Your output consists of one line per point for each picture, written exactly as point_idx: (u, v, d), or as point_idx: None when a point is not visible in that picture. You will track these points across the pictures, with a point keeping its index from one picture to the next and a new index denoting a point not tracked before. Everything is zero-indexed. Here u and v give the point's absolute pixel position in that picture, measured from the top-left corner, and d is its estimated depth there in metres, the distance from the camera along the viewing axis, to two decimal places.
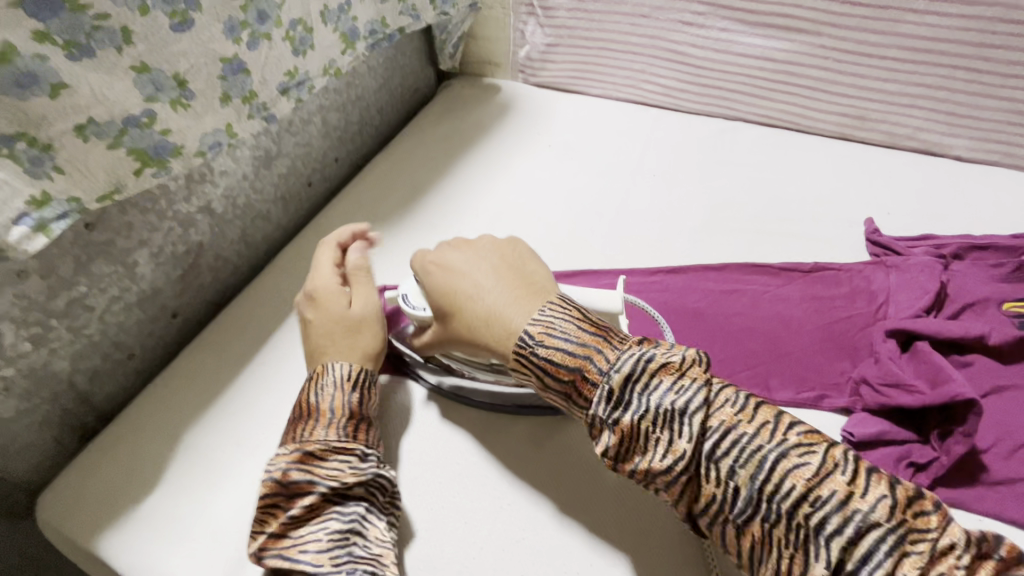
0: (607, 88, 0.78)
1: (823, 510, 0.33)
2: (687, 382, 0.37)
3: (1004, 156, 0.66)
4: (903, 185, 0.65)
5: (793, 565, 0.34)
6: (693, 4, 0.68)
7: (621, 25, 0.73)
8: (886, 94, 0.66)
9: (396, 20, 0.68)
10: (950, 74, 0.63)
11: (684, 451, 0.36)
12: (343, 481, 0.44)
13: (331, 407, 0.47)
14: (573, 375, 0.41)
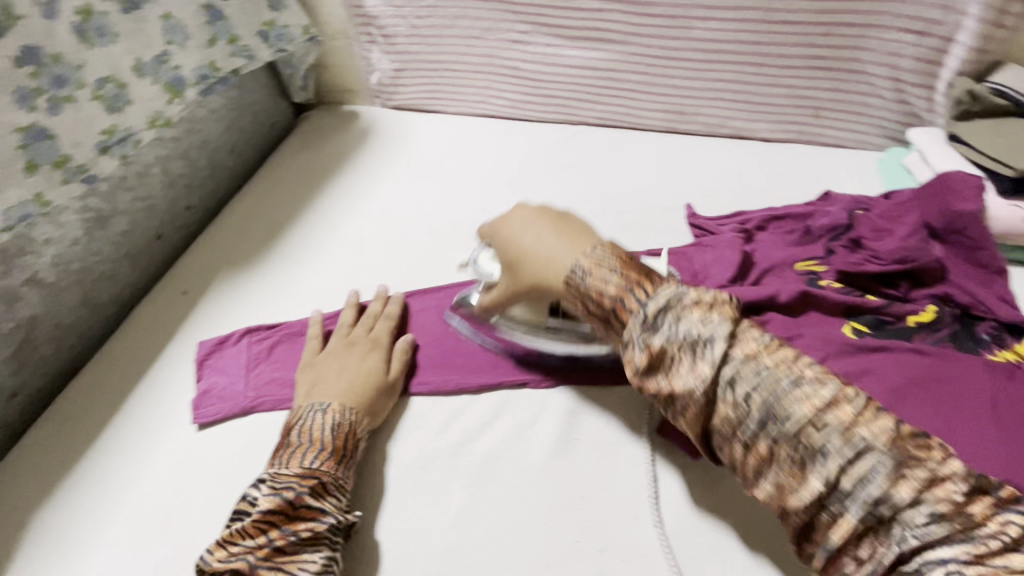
0: (460, 105, 0.91)
1: (828, 435, 0.38)
2: (714, 317, 0.43)
3: (798, 134, 0.82)
4: (717, 168, 0.79)
5: (790, 475, 0.39)
6: (517, 25, 0.80)
7: (457, 46, 0.85)
8: (692, 91, 0.80)
9: (227, 62, 0.76)
10: (740, 70, 0.77)
11: (706, 373, 0.42)
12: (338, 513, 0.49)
13: (340, 444, 0.52)
14: (613, 305, 0.47)
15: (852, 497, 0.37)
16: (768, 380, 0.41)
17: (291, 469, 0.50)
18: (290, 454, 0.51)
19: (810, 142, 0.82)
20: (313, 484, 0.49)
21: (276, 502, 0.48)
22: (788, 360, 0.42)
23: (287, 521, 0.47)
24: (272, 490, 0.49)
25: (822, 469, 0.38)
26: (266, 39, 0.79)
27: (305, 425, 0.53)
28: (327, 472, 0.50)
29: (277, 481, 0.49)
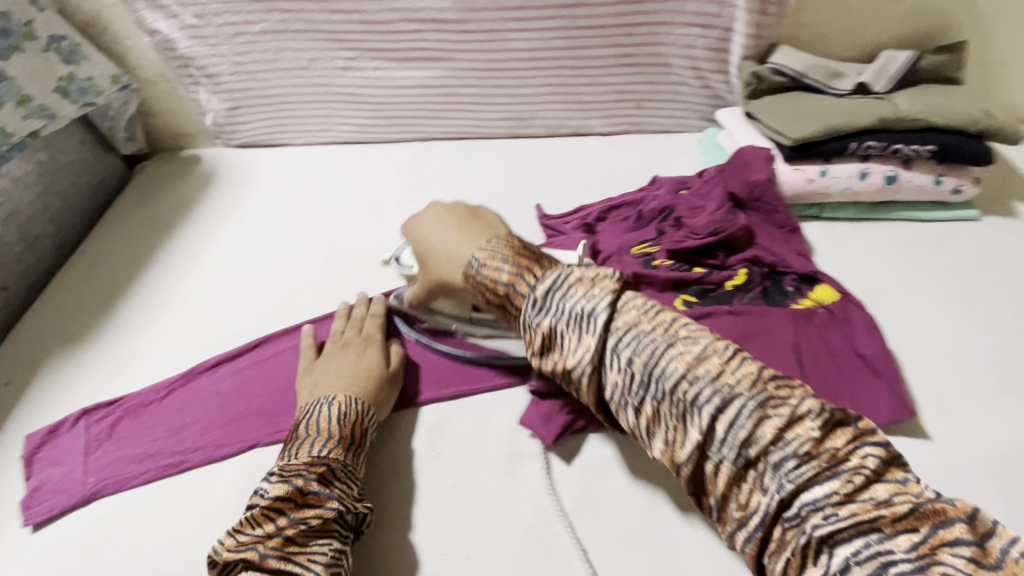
0: (308, 137, 1.23)
1: (699, 387, 0.53)
2: (595, 292, 0.60)
3: (629, 125, 1.18)
4: (560, 164, 1.13)
5: (676, 430, 0.54)
6: (343, 54, 1.10)
7: (289, 82, 1.14)
8: (517, 96, 1.14)
9: (22, 125, 0.95)
10: (555, 78, 1.11)
11: (590, 342, 0.58)
12: (338, 502, 0.64)
13: (347, 431, 0.70)
14: (506, 292, 0.66)
15: (664, 393, 0.54)
16: (579, 300, 0.60)
17: (296, 462, 0.66)
18: (300, 446, 0.68)
19: (643, 128, 1.18)
20: (304, 488, 0.64)
21: (289, 496, 0.63)
22: (664, 323, 0.58)
23: (296, 510, 0.63)
24: (292, 482, 0.64)
25: (696, 422, 0.52)
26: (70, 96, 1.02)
27: (319, 414, 0.71)
28: (333, 461, 0.67)
29: (297, 472, 0.65)
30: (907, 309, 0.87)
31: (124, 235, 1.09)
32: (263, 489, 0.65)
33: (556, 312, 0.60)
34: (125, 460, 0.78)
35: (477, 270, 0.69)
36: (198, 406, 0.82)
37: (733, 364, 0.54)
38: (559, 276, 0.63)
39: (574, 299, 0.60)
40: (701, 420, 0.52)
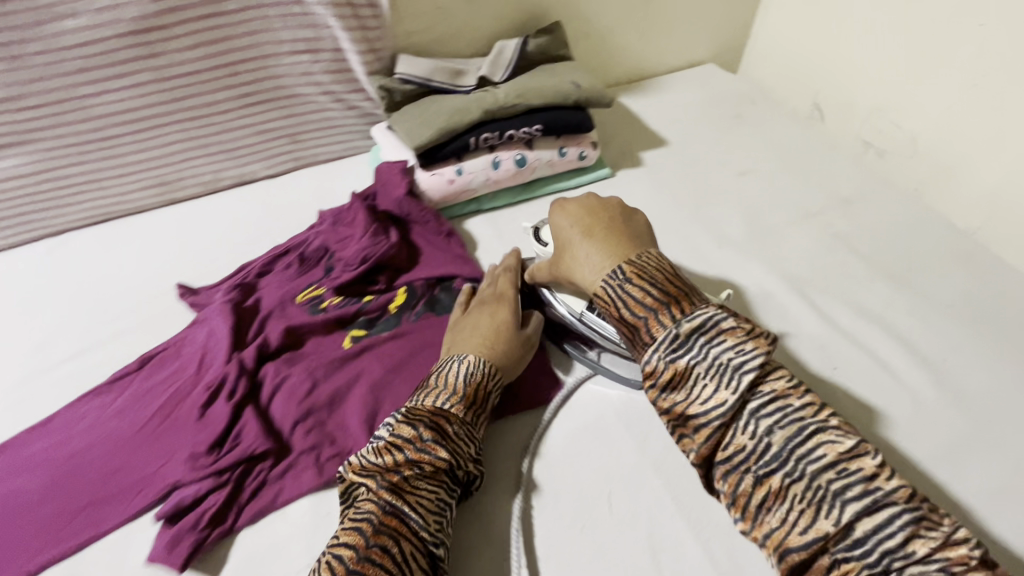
0: (268, 151, 1.01)
1: (848, 479, 0.48)
2: (746, 346, 0.55)
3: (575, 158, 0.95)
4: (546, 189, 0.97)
5: (801, 513, 0.49)
6: (310, 62, 0.92)
7: (239, 79, 0.90)
8: (523, 90, 0.89)
9: None
10: (560, 86, 0.91)
11: (725, 398, 0.53)
12: (799, 507, 0.49)
13: (455, 385, 0.65)
14: (646, 313, 0.59)
15: (879, 555, 0.45)
16: (804, 421, 0.52)
17: (678, 332, 0.57)
18: (716, 382, 0.54)
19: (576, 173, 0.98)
20: (444, 426, 0.61)
21: (432, 423, 0.60)
22: (816, 404, 0.53)
23: (730, 425, 0.53)
24: (703, 361, 0.55)
25: (849, 505, 0.47)
26: None
27: (607, 295, 0.63)
28: (774, 442, 0.51)
29: (716, 364, 0.55)
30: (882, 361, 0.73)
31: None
32: (675, 349, 0.57)
33: (700, 356, 0.56)
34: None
35: (722, 323, 0.57)
36: None
37: (898, 488, 0.48)
38: (796, 405, 0.53)
39: (782, 419, 0.52)
40: (858, 509, 0.47)
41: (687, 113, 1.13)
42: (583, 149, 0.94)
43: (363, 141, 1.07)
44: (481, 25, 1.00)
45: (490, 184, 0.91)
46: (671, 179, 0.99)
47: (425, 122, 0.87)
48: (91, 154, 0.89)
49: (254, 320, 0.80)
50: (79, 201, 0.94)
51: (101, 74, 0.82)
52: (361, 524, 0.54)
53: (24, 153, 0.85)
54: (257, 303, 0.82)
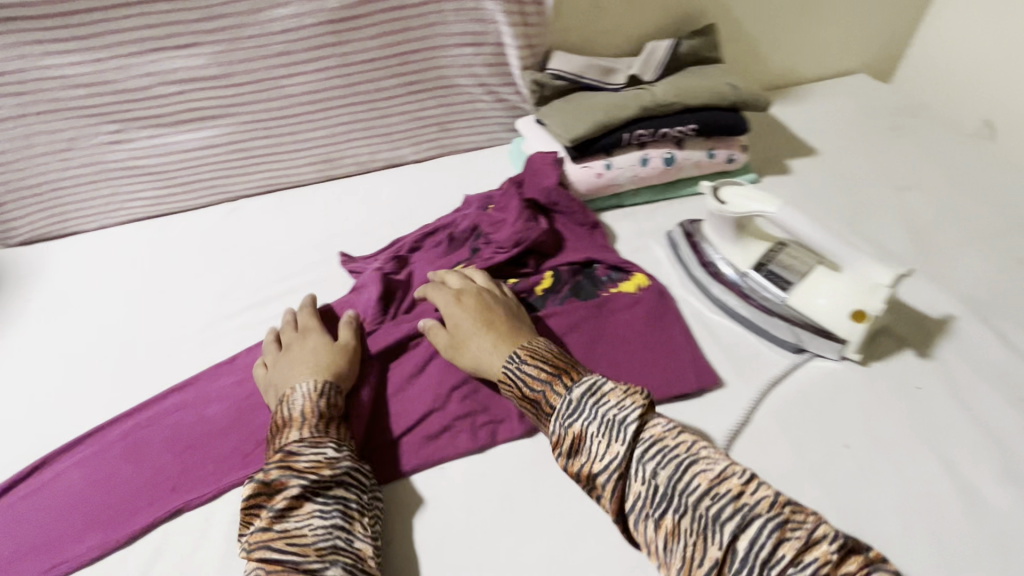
0: (419, 137, 1.07)
1: (719, 503, 0.49)
2: (625, 403, 0.56)
3: (725, 161, 0.93)
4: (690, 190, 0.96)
5: (695, 550, 0.48)
6: (474, 55, 0.97)
7: (408, 67, 0.96)
8: (682, 89, 0.89)
9: (82, 156, 0.95)
10: (719, 87, 0.90)
11: (618, 450, 0.54)
12: (692, 543, 0.48)
13: (537, 381, 0.62)
14: (544, 387, 0.62)
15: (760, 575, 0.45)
16: (678, 458, 0.53)
17: (570, 399, 0.59)
18: (608, 437, 0.55)
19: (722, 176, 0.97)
20: (325, 463, 0.59)
21: (320, 473, 0.59)
22: (686, 442, 0.54)
23: (626, 479, 0.54)
24: (593, 420, 0.56)
25: (716, 539, 0.47)
26: (189, 75, 0.89)
27: (509, 379, 0.65)
28: (660, 482, 0.52)
29: (605, 421, 0.56)
30: None
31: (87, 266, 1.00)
32: (570, 411, 0.58)
33: (589, 416, 0.57)
34: (72, 528, 0.66)
35: (605, 385, 0.59)
36: (157, 456, 0.71)
37: (759, 500, 0.49)
38: (669, 445, 0.54)
39: (663, 459, 0.53)
40: (758, 534, 0.46)
41: (836, 123, 1.08)
42: (732, 152, 0.93)
43: (505, 133, 1.11)
44: (635, 26, 1.01)
45: (636, 181, 0.92)
46: (822, 188, 0.95)
47: (580, 116, 0.89)
48: (273, 131, 0.99)
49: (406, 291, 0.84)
50: (255, 172, 1.05)
51: (295, 59, 0.90)
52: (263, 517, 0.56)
53: (222, 125, 0.96)
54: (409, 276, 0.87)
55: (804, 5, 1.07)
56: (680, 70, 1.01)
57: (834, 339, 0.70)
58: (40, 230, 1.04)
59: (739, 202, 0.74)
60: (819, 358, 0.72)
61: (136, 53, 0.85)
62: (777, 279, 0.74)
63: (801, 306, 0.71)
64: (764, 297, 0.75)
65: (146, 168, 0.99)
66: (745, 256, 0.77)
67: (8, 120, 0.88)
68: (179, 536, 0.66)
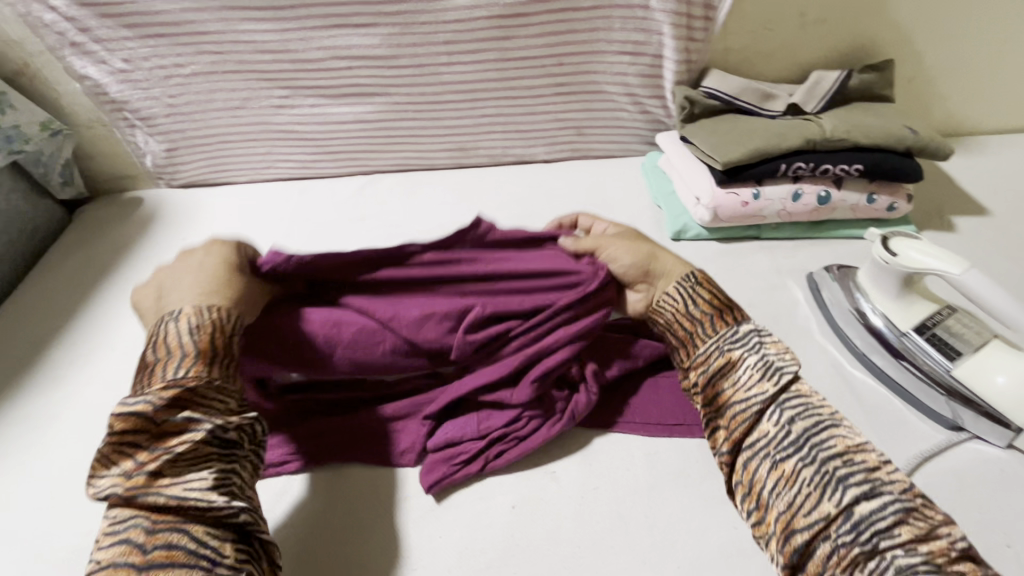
0: (554, 138, 1.08)
1: (850, 468, 0.50)
2: (787, 356, 0.60)
3: (885, 208, 0.87)
4: (840, 233, 0.90)
5: (807, 494, 0.50)
6: (628, 65, 0.96)
7: (559, 69, 0.97)
8: (853, 125, 0.84)
9: (249, 117, 1.03)
10: (896, 128, 0.84)
11: (767, 387, 0.57)
12: (807, 492, 0.50)
13: (706, 300, 0.64)
14: (711, 309, 0.63)
15: (864, 532, 0.46)
16: (822, 418, 0.55)
17: (736, 331, 0.62)
18: (761, 375, 0.58)
19: (878, 225, 0.90)
20: (700, 321, 0.63)
21: (714, 309, 0.64)
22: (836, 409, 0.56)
23: (763, 414, 0.56)
24: (755, 355, 0.59)
25: (838, 497, 0.48)
26: (357, 55, 0.94)
27: (675, 292, 0.66)
28: (795, 429, 0.54)
29: (763, 361, 0.59)
30: None
31: (235, 216, 1.09)
32: (732, 341, 0.61)
33: (751, 350, 0.60)
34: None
35: (768, 335, 0.62)
36: None
37: (897, 484, 0.49)
38: (819, 406, 0.56)
39: (804, 413, 0.55)
40: (867, 500, 0.48)
41: (1013, 184, 0.97)
42: (896, 200, 0.87)
43: (640, 146, 1.09)
44: (804, 53, 0.96)
45: (784, 215, 0.87)
46: (992, 253, 0.86)
47: (735, 140, 0.86)
48: (421, 114, 1.03)
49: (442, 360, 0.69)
50: (394, 150, 1.09)
51: (458, 47, 0.93)
52: (128, 537, 0.46)
53: (376, 103, 1.01)
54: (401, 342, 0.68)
55: (999, 50, 0.97)
56: (846, 104, 0.95)
57: (1003, 425, 0.64)
58: (200, 177, 1.14)
59: (912, 256, 0.68)
60: (976, 440, 0.66)
61: (318, 27, 0.91)
62: (943, 344, 0.68)
63: (972, 381, 0.65)
64: (923, 363, 0.69)
65: (300, 134, 1.06)
66: (905, 314, 0.72)
67: (198, 76, 0.97)
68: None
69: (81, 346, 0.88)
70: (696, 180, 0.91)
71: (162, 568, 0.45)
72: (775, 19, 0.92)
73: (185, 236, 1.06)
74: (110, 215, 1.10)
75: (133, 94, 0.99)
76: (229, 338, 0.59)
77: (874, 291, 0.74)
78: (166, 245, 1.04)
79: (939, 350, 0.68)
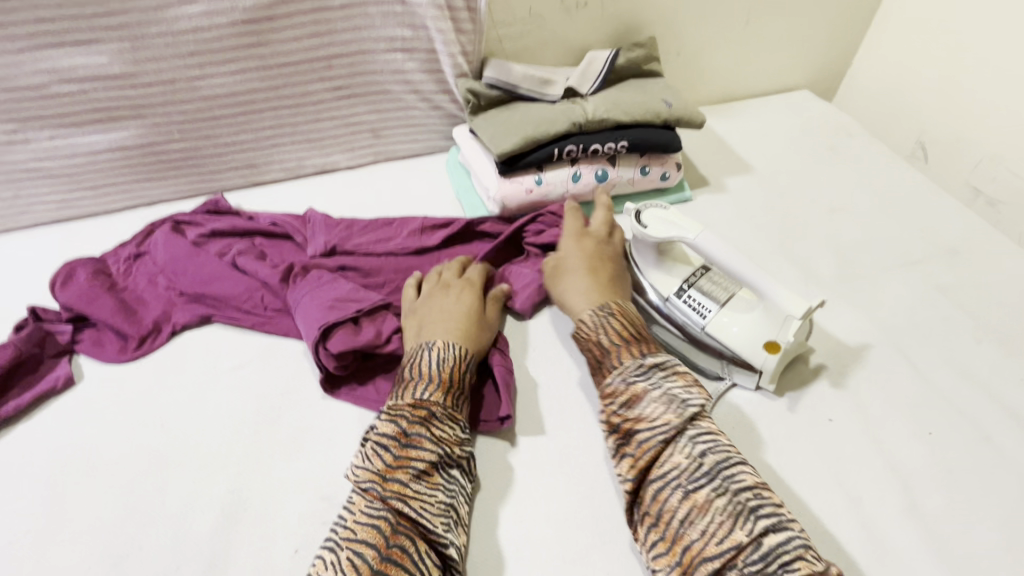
0: (348, 144, 1.03)
1: (760, 501, 0.55)
2: (692, 386, 0.62)
3: (659, 179, 0.92)
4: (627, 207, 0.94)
5: (719, 525, 0.53)
6: (403, 61, 0.93)
7: (331, 72, 0.92)
8: (614, 105, 0.87)
9: None
10: (653, 102, 0.88)
11: (673, 421, 0.59)
12: (719, 520, 0.54)
13: (616, 338, 0.67)
14: (621, 342, 0.67)
15: (771, 563, 0.51)
16: (728, 452, 0.58)
17: (639, 363, 0.65)
18: (666, 408, 0.61)
19: (658, 195, 0.95)
20: (603, 356, 0.67)
21: (630, 339, 0.67)
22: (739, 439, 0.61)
23: (671, 446, 0.59)
24: (658, 388, 0.62)
25: (749, 527, 0.53)
26: (94, 77, 0.83)
27: (596, 322, 0.69)
28: (706, 462, 0.57)
29: (667, 394, 0.61)
30: (978, 434, 0.67)
31: None
32: (636, 373, 0.64)
33: (656, 383, 0.63)
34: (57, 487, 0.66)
35: (678, 364, 0.65)
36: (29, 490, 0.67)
37: (794, 519, 0.55)
38: (723, 438, 0.60)
39: (714, 446, 0.58)
40: (781, 534, 0.53)
41: (774, 141, 1.07)
42: (666, 170, 0.92)
43: (442, 142, 1.08)
44: (574, 35, 0.99)
45: (568, 197, 0.89)
46: (755, 207, 0.94)
47: (509, 129, 0.86)
48: (193, 133, 0.94)
49: (282, 296, 0.83)
50: (174, 176, 0.99)
51: (211, 58, 0.86)
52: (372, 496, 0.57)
53: (134, 125, 0.90)
54: (256, 276, 0.85)
55: (744, 21, 1.06)
56: (618, 83, 0.99)
57: (750, 369, 0.69)
58: None
59: (664, 228, 0.71)
60: (738, 386, 0.71)
61: (32, 47, 0.79)
62: (696, 305, 0.72)
63: (718, 334, 0.70)
64: (684, 323, 0.73)
65: (49, 170, 0.92)
66: (666, 280, 0.75)
67: None
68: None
69: None
70: (485, 171, 0.91)
71: (396, 566, 0.53)
72: (535, 4, 0.94)
73: None
74: None
75: None
76: (462, 375, 0.68)
77: (639, 259, 0.78)
78: None
79: (690, 311, 0.73)
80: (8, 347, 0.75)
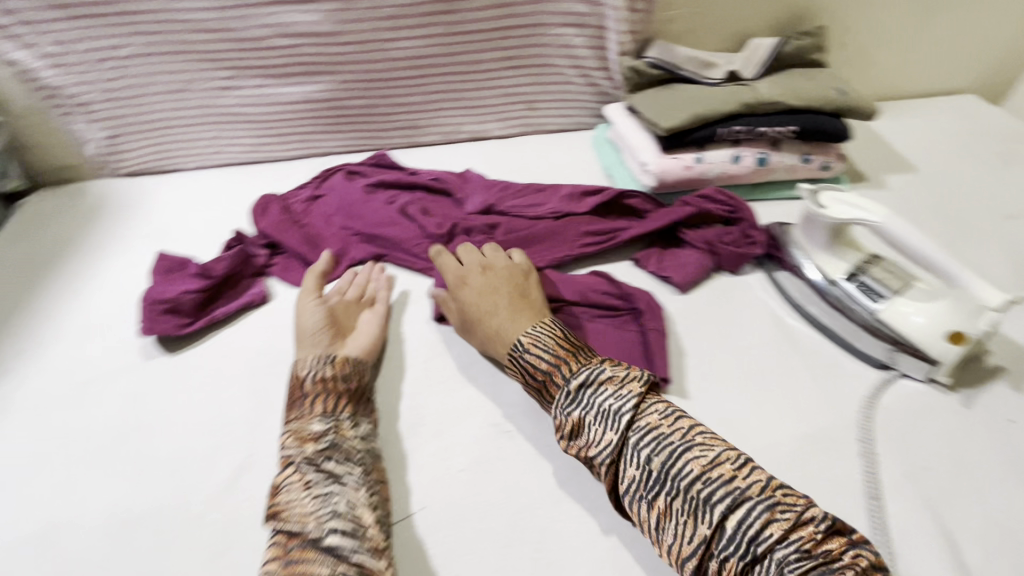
0: (503, 114, 1.09)
1: (711, 486, 0.52)
2: (623, 391, 0.60)
3: (820, 168, 0.91)
4: (781, 194, 0.94)
5: (687, 525, 0.52)
6: (573, 36, 0.98)
7: (504, 43, 0.98)
8: (787, 89, 0.88)
9: (192, 102, 1.01)
10: (828, 89, 0.88)
11: (613, 438, 0.58)
12: (683, 519, 0.53)
13: (541, 364, 0.65)
14: (546, 371, 0.64)
15: (748, 547, 0.50)
16: (673, 445, 0.56)
17: (567, 390, 0.62)
18: (603, 425, 0.59)
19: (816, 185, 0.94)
20: (547, 384, 0.65)
21: (564, 357, 0.65)
22: (683, 429, 0.57)
23: (621, 460, 0.57)
24: (590, 411, 0.60)
25: (708, 518, 0.51)
26: (302, 35, 0.94)
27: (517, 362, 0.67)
28: (654, 468, 0.55)
29: (601, 411, 0.59)
30: None
31: (184, 202, 1.06)
32: (566, 402, 0.61)
33: (587, 404, 0.60)
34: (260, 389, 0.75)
35: (602, 373, 0.62)
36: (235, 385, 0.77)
37: (754, 484, 0.53)
38: (666, 431, 0.57)
39: (658, 445, 0.56)
40: (762, 511, 0.51)
41: (940, 142, 1.03)
42: (829, 159, 0.91)
43: (590, 119, 1.12)
44: (742, 20, 1.00)
45: (725, 177, 0.90)
46: (919, 205, 0.91)
47: (676, 106, 0.89)
48: (372, 92, 1.03)
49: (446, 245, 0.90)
50: (346, 130, 1.08)
51: (403, 23, 0.94)
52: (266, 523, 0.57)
53: (325, 81, 1.00)
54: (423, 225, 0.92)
55: (920, 16, 1.03)
56: (782, 70, 0.99)
57: (924, 359, 0.68)
58: (146, 165, 1.11)
59: (843, 209, 0.71)
60: (904, 377, 0.71)
61: (260, 4, 0.90)
62: (869, 291, 0.72)
63: (894, 322, 0.69)
64: (853, 308, 0.72)
65: (247, 116, 1.04)
66: (835, 265, 0.75)
67: (136, 58, 0.94)
68: (260, 458, 0.70)
69: (31, 338, 0.85)
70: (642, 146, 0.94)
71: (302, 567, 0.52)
72: None
73: (133, 225, 1.02)
74: (53, 207, 1.06)
75: (70, 80, 0.96)
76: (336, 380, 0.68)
77: (807, 243, 0.78)
78: (114, 235, 1.01)
79: (863, 297, 0.72)
80: (222, 260, 0.86)
